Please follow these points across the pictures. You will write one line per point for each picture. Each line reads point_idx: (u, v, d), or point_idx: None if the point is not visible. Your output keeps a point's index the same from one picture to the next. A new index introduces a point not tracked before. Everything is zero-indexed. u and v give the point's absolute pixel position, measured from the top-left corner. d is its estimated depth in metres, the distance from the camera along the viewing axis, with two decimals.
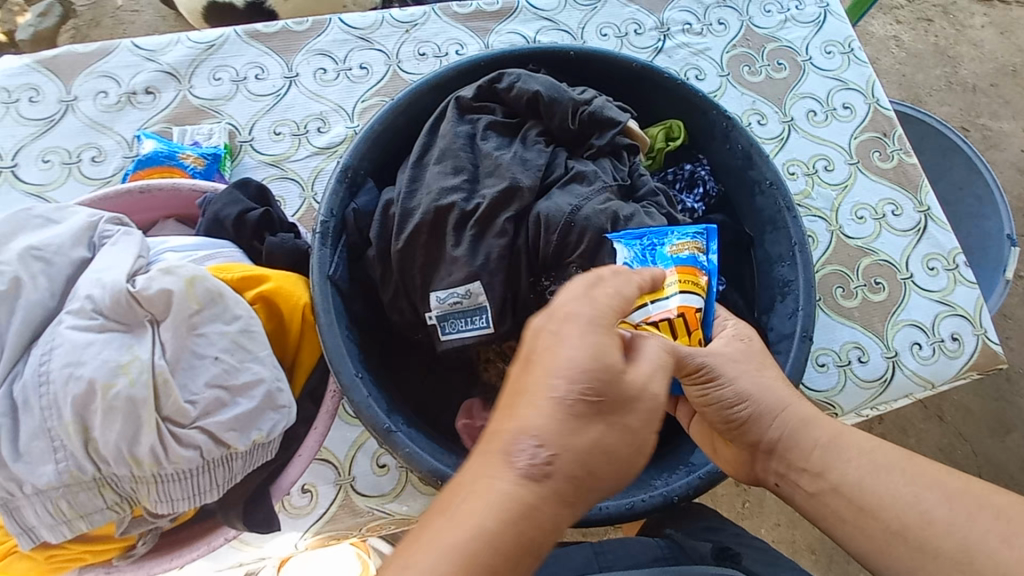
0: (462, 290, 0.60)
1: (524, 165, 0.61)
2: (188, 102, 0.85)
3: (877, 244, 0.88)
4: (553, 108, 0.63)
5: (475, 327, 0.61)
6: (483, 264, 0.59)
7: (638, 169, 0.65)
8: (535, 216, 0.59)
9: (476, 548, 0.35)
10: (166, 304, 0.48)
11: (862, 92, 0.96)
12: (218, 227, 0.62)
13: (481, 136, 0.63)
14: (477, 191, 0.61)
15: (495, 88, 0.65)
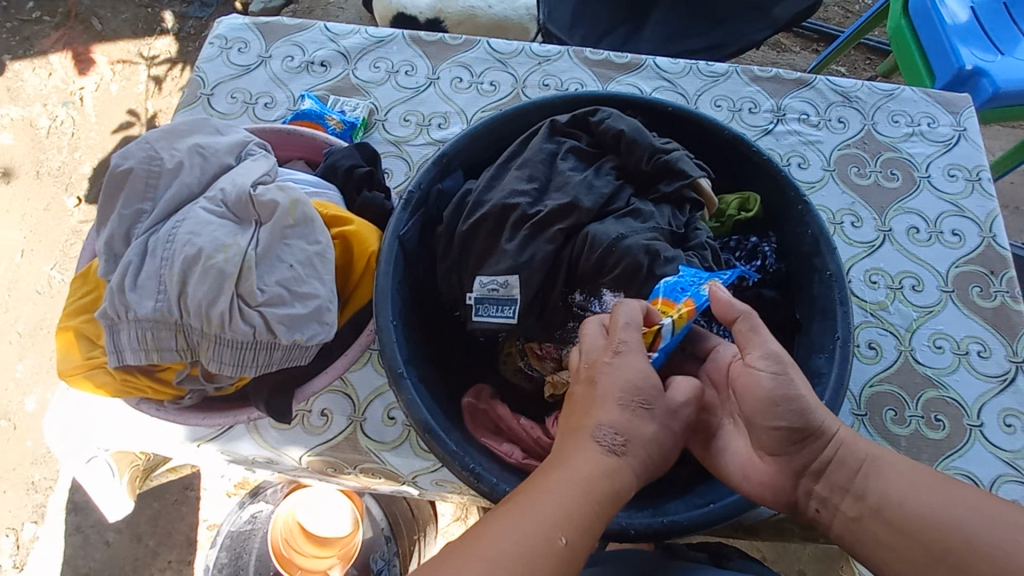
0: (501, 279, 0.67)
1: (590, 189, 0.68)
2: (348, 79, 1.03)
3: (949, 379, 0.82)
4: (632, 148, 0.70)
5: (502, 315, 0.68)
6: (525, 262, 0.66)
7: (695, 223, 0.69)
8: (584, 234, 0.65)
9: (579, 494, 0.50)
10: (272, 211, 0.61)
11: (978, 224, 0.92)
12: (331, 173, 0.76)
13: (561, 157, 0.72)
14: (542, 200, 0.69)
15: (588, 121, 0.74)
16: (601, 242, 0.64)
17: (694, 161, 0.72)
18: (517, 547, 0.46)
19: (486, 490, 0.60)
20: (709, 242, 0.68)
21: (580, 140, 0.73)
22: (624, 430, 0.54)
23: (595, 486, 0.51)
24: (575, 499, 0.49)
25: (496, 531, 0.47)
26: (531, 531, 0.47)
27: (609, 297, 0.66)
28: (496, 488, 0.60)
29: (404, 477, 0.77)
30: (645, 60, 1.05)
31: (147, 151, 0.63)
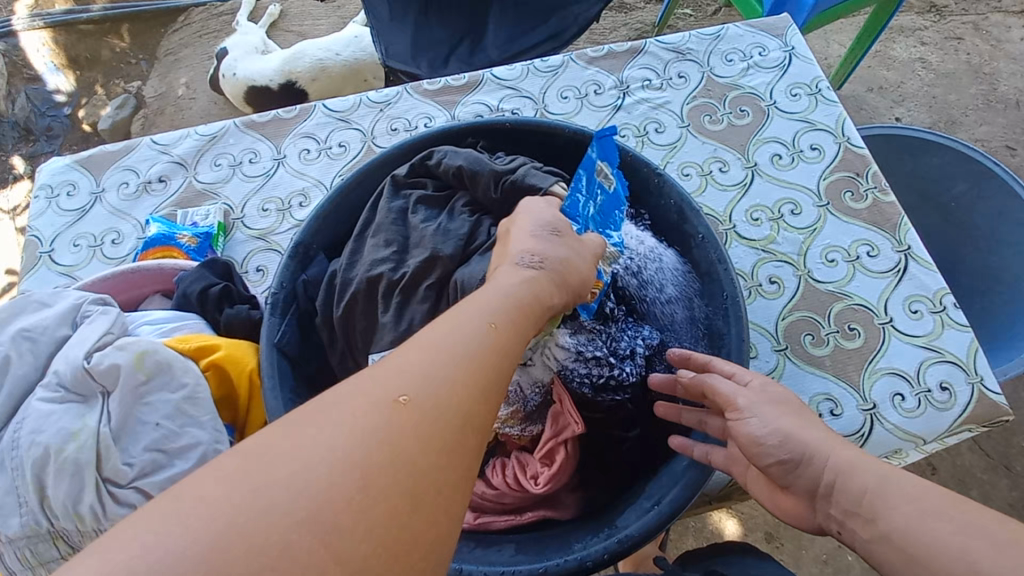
0: (389, 354, 0.64)
1: (447, 236, 0.67)
2: (192, 187, 0.98)
3: (850, 288, 0.85)
4: (476, 180, 0.69)
5: None
6: (406, 329, 0.64)
7: None
8: (454, 283, 0.63)
9: (494, 319, 0.44)
10: (116, 377, 0.56)
11: (831, 132, 0.96)
12: (186, 301, 0.71)
13: (410, 211, 0.70)
14: (404, 261, 0.67)
15: (427, 166, 0.72)
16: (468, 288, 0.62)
17: (543, 171, 0.72)
18: (432, 363, 0.39)
19: None
20: None
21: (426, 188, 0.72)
22: (545, 253, 0.53)
23: (520, 296, 0.47)
24: (486, 320, 0.43)
25: (404, 351, 0.39)
26: (439, 351, 0.39)
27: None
28: (446, 568, 0.57)
29: None
30: (482, 75, 1.04)
31: None
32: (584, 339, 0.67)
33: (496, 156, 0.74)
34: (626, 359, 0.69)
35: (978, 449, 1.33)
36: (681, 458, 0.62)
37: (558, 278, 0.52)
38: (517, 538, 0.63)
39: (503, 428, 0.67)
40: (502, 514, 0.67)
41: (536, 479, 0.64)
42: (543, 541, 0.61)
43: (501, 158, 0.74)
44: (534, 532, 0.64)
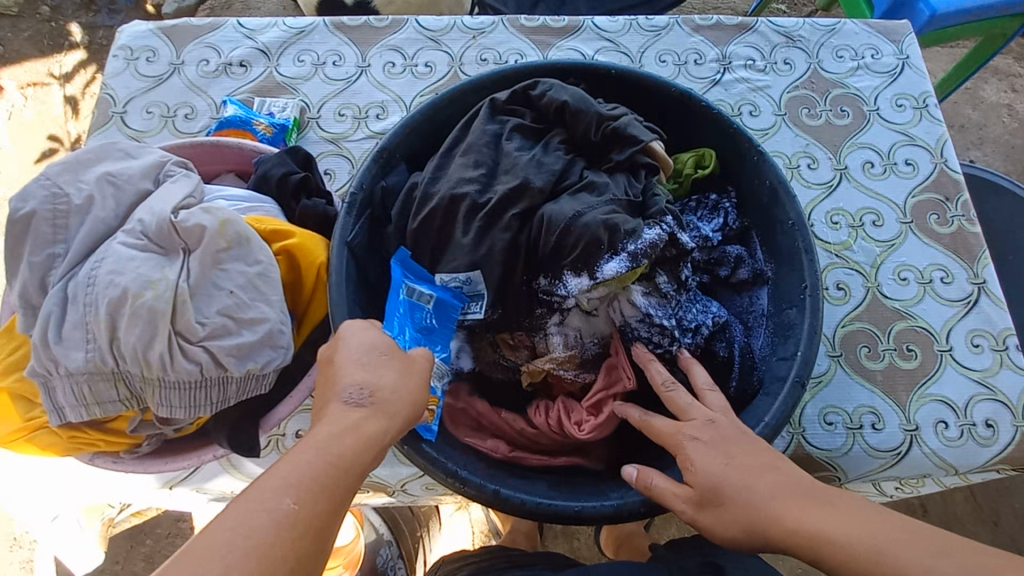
0: (462, 276, 0.63)
1: (539, 168, 0.65)
2: (272, 78, 0.96)
3: (916, 309, 0.83)
4: (577, 119, 0.68)
5: (469, 313, 0.65)
6: (483, 252, 0.62)
7: (652, 188, 0.66)
8: (540, 216, 0.62)
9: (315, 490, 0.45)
10: (200, 237, 0.56)
11: (929, 150, 0.92)
12: (264, 184, 0.70)
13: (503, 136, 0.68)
14: (491, 186, 0.65)
15: (529, 97, 0.70)
16: (555, 223, 0.61)
17: (647, 126, 0.69)
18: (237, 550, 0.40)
19: (474, 491, 0.57)
20: (669, 207, 0.66)
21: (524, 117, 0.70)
22: (376, 383, 0.51)
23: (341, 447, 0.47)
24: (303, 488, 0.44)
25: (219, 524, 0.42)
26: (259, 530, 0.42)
27: (573, 281, 0.62)
28: (484, 487, 0.57)
29: (394, 486, 0.76)
30: (583, 21, 1.00)
31: (49, 187, 0.56)
32: (656, 304, 0.65)
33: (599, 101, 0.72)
34: (689, 331, 0.67)
35: (978, 501, 1.33)
36: None
37: (388, 407, 0.51)
38: (551, 476, 0.63)
39: (557, 370, 0.67)
40: (538, 452, 0.67)
41: (579, 423, 0.65)
42: (577, 484, 0.62)
43: (603, 103, 0.72)
44: (567, 475, 0.64)
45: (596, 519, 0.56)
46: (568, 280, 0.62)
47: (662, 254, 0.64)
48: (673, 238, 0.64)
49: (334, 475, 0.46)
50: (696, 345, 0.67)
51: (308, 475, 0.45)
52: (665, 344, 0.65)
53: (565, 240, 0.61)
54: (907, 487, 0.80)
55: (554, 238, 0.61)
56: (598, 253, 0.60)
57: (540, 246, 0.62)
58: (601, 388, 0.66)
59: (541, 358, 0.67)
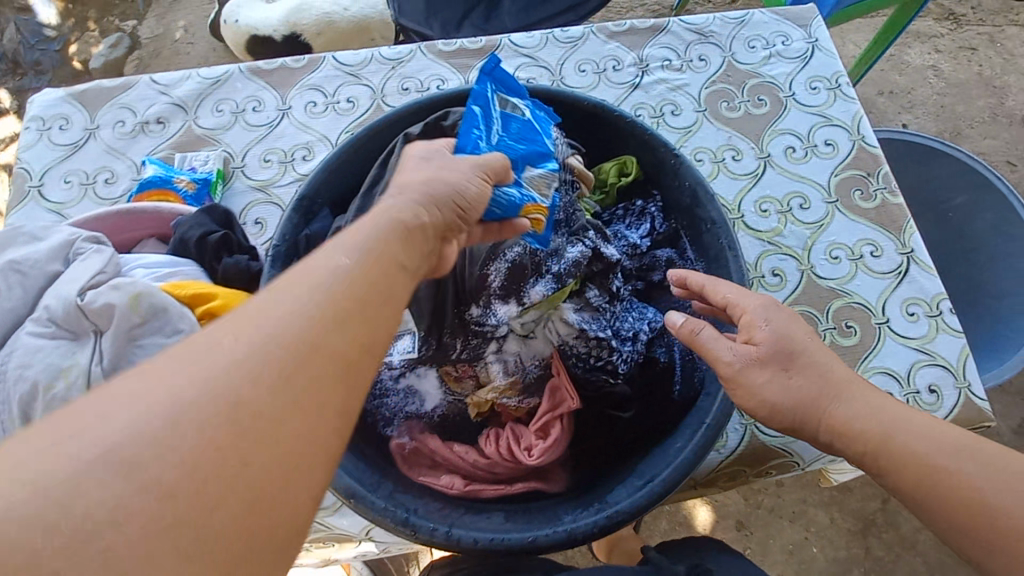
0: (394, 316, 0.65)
1: None
2: (192, 131, 0.94)
3: (851, 286, 0.85)
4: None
5: (404, 350, 0.66)
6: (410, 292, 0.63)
7: (573, 204, 0.68)
8: (461, 250, 0.63)
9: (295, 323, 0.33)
10: (109, 314, 0.54)
11: (846, 129, 0.95)
12: (183, 247, 0.69)
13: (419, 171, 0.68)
14: None
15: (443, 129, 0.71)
16: (476, 255, 0.62)
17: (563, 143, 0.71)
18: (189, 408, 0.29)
19: (425, 537, 0.57)
20: (589, 222, 0.68)
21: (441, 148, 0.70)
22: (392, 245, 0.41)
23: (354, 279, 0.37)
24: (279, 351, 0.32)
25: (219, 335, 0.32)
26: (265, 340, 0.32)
27: (502, 309, 0.63)
28: (435, 531, 0.57)
29: (358, 533, 0.74)
30: (500, 40, 1.01)
31: None
32: (591, 317, 0.66)
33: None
34: (627, 341, 0.67)
35: None
36: (677, 439, 0.62)
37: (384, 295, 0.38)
38: (506, 505, 0.63)
39: (501, 399, 0.67)
40: (494, 482, 0.66)
41: (528, 449, 0.64)
42: (532, 512, 0.61)
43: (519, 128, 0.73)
44: (523, 503, 0.64)
45: (549, 547, 0.56)
46: (497, 309, 0.63)
47: (588, 270, 0.66)
48: (598, 254, 0.66)
49: (340, 293, 0.36)
50: (637, 355, 0.68)
51: (319, 295, 0.35)
52: (602, 359, 0.66)
53: (488, 269, 0.62)
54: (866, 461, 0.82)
55: (478, 269, 0.62)
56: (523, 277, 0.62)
57: (466, 278, 0.63)
58: (547, 409, 0.66)
59: (484, 388, 0.67)
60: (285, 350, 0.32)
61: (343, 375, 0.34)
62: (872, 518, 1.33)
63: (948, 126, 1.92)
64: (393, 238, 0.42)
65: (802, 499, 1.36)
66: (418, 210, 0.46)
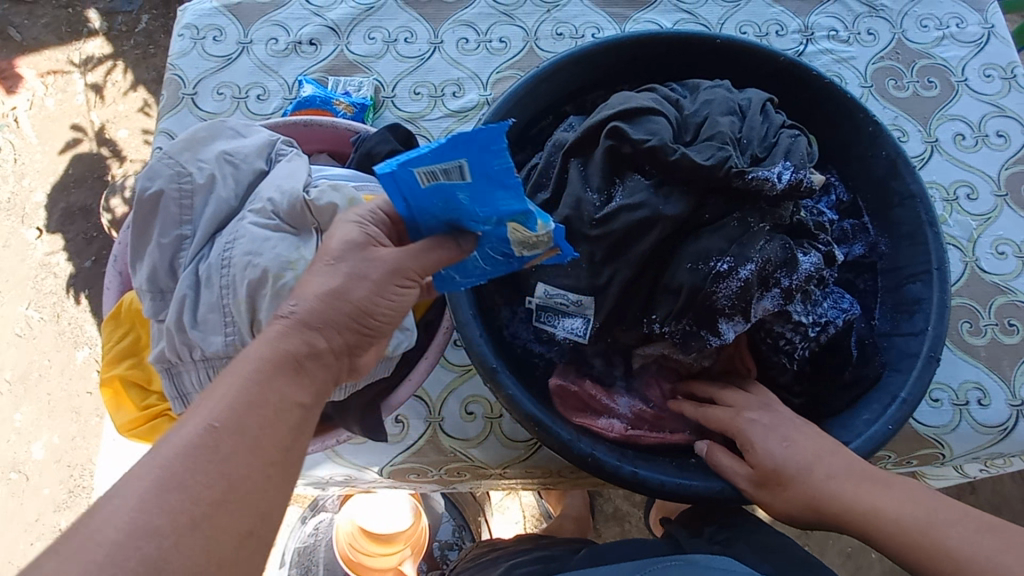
0: (573, 297, 0.62)
1: (646, 127, 0.60)
2: (344, 56, 0.93)
3: (1015, 284, 0.82)
4: (705, 123, 0.60)
5: (569, 331, 0.64)
6: (603, 280, 0.60)
7: (763, 299, 0.58)
8: (682, 260, 0.58)
9: (262, 383, 0.41)
10: (333, 211, 0.54)
11: (1020, 122, 0.90)
12: (367, 162, 0.68)
13: (608, 189, 0.61)
14: (606, 186, 0.61)
15: (622, 111, 0.61)
16: (703, 271, 0.57)
17: (751, 91, 0.65)
18: (177, 463, 0.37)
19: (612, 474, 0.57)
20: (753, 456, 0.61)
21: (630, 146, 0.59)
22: (335, 294, 0.44)
23: (297, 351, 0.43)
24: (237, 405, 0.39)
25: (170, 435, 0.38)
26: (212, 417, 0.39)
27: (728, 328, 0.58)
28: (622, 469, 0.57)
29: (496, 468, 0.74)
30: None
31: (172, 166, 0.55)
32: (808, 308, 0.61)
33: (684, 92, 0.67)
34: (818, 325, 0.62)
35: None
36: (865, 414, 0.60)
37: (347, 316, 0.45)
38: (671, 458, 0.63)
39: (675, 354, 0.63)
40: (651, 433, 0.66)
41: (702, 407, 0.64)
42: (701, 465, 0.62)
43: (705, 86, 0.65)
44: (688, 456, 0.64)
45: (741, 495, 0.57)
46: (724, 328, 0.58)
47: (817, 281, 0.60)
48: (827, 258, 0.61)
49: (291, 384, 0.42)
50: (818, 344, 0.64)
51: (264, 379, 0.41)
52: (791, 343, 0.62)
53: (717, 287, 0.57)
54: (994, 467, 0.80)
55: (705, 288, 0.57)
56: (752, 292, 0.57)
57: (685, 291, 0.57)
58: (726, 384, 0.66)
59: (654, 343, 0.64)
60: (250, 413, 0.40)
61: (279, 414, 0.41)
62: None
63: None
64: (305, 361, 0.43)
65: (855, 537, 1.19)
66: (347, 323, 0.45)
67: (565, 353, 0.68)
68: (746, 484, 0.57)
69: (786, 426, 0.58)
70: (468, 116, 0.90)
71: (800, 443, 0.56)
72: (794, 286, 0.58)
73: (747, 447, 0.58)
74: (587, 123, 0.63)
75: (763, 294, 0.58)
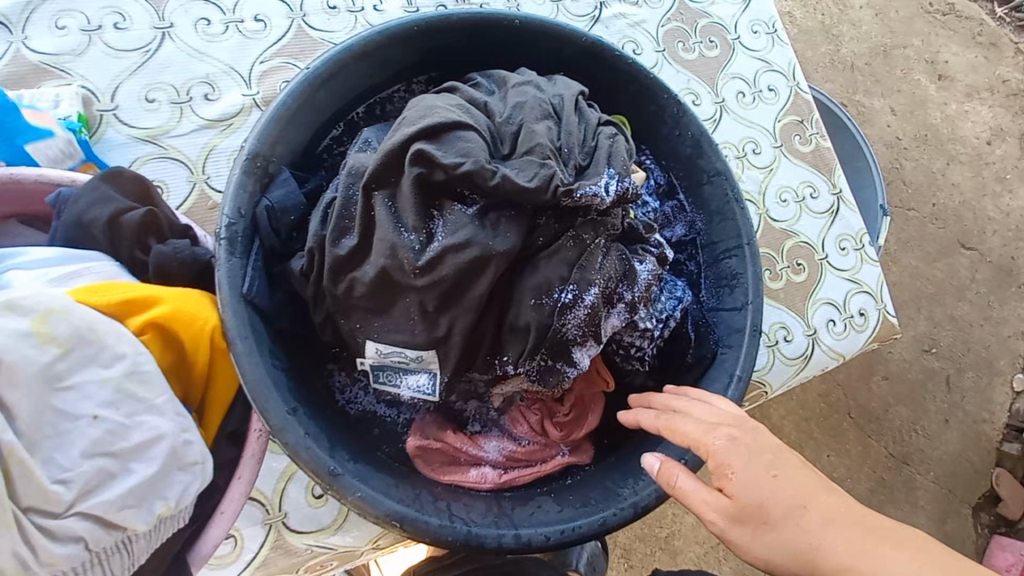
0: (411, 354, 0.53)
1: (455, 145, 0.50)
2: (22, 58, 0.66)
3: (798, 227, 0.92)
4: (521, 132, 0.53)
5: (413, 387, 0.56)
6: (441, 333, 0.51)
7: (610, 318, 0.54)
8: (525, 297, 0.51)
9: None
10: (2, 351, 0.36)
11: (784, 74, 0.99)
12: (84, 233, 0.48)
13: (427, 226, 0.51)
14: (425, 223, 0.51)
15: (425, 128, 0.50)
16: (547, 305, 0.51)
17: (561, 84, 0.59)
18: None
19: (493, 547, 0.51)
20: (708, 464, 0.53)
21: (442, 173, 0.49)
22: None
23: None
24: None
25: None
26: None
27: (582, 355, 0.54)
28: (501, 537, 0.51)
29: (364, 547, 0.64)
30: None
31: None
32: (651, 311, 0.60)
33: (490, 92, 0.58)
34: (662, 322, 0.62)
35: None
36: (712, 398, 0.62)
37: None
38: (549, 488, 0.60)
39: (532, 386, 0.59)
40: (526, 467, 0.62)
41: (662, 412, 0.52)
42: (579, 491, 0.59)
43: (513, 82, 0.58)
44: (564, 480, 0.61)
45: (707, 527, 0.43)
46: (578, 356, 0.54)
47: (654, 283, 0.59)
48: (660, 258, 0.60)
49: None
50: (663, 338, 0.64)
51: None
52: (641, 348, 0.61)
53: (564, 319, 0.52)
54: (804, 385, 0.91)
55: (553, 323, 0.52)
56: (599, 315, 0.53)
57: (533, 329, 0.51)
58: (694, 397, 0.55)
59: (509, 380, 0.58)
60: None
61: None
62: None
63: (877, 41, 1.50)
64: None
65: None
66: None
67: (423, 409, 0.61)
68: (718, 518, 0.42)
69: (771, 451, 0.43)
70: (233, 125, 0.70)
71: (792, 475, 0.41)
72: (637, 297, 0.56)
73: (721, 470, 0.43)
74: (384, 145, 0.51)
75: (609, 312, 0.54)
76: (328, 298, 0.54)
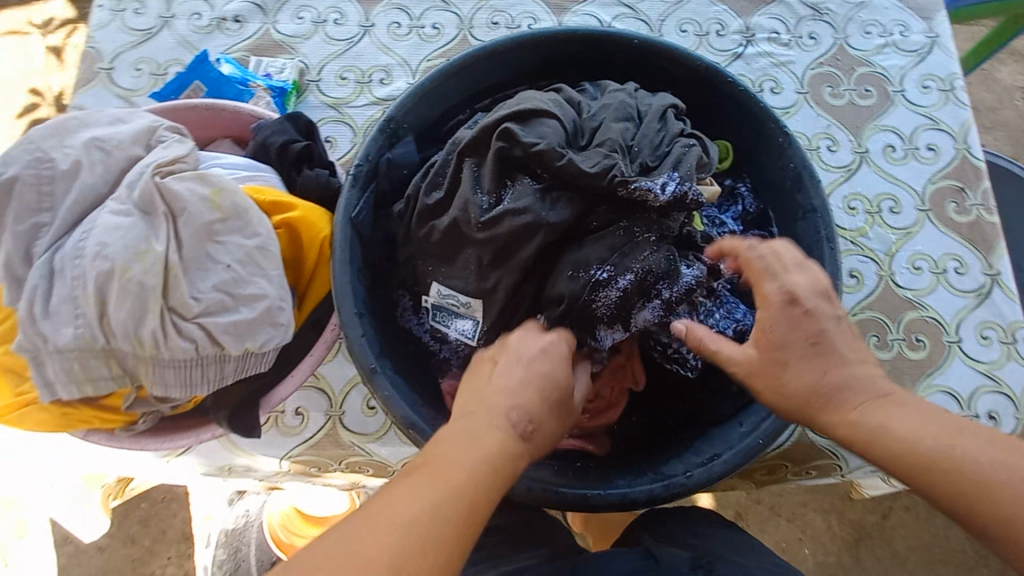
0: (461, 299, 0.62)
1: (538, 130, 0.58)
2: (270, 35, 0.91)
3: (928, 299, 0.81)
4: (600, 128, 0.59)
5: (459, 332, 0.63)
6: (487, 284, 0.59)
7: (643, 309, 0.58)
8: (565, 268, 0.57)
9: None
10: (188, 204, 0.53)
11: (952, 135, 0.89)
12: (264, 151, 0.67)
13: (497, 192, 0.59)
14: (496, 190, 0.59)
15: (518, 111, 0.59)
16: (582, 280, 0.56)
17: (657, 96, 0.64)
18: None
19: None
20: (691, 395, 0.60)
21: (520, 149, 0.58)
22: None
23: None
24: None
25: None
26: None
27: (607, 336, 0.58)
28: None
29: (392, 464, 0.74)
30: None
31: (34, 152, 0.54)
32: (694, 320, 0.61)
33: (591, 95, 0.65)
34: None
35: None
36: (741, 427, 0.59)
37: None
38: (557, 461, 0.62)
39: None
40: None
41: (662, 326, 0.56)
42: (583, 471, 0.59)
43: (611, 88, 0.64)
44: (575, 460, 0.62)
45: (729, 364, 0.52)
46: (602, 336, 0.58)
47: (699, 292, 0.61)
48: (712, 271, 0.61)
49: None
50: (707, 355, 0.65)
51: None
52: (678, 353, 0.64)
53: (595, 296, 0.56)
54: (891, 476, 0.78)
55: (584, 296, 0.56)
56: (631, 302, 0.57)
57: (565, 299, 0.57)
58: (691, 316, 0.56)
59: None
60: None
61: None
62: (868, 529, 1.07)
63: None
64: None
65: (806, 498, 1.09)
66: None
67: (461, 355, 0.67)
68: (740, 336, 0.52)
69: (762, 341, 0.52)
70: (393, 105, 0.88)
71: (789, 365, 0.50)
72: (677, 297, 0.58)
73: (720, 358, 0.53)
74: (483, 121, 0.61)
75: (645, 304, 0.57)
76: (412, 238, 0.65)
